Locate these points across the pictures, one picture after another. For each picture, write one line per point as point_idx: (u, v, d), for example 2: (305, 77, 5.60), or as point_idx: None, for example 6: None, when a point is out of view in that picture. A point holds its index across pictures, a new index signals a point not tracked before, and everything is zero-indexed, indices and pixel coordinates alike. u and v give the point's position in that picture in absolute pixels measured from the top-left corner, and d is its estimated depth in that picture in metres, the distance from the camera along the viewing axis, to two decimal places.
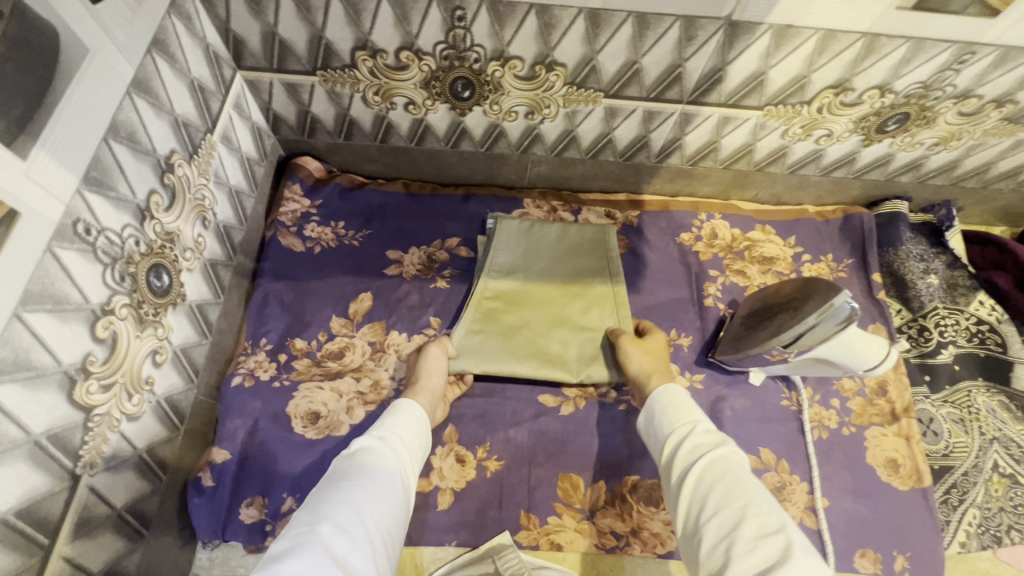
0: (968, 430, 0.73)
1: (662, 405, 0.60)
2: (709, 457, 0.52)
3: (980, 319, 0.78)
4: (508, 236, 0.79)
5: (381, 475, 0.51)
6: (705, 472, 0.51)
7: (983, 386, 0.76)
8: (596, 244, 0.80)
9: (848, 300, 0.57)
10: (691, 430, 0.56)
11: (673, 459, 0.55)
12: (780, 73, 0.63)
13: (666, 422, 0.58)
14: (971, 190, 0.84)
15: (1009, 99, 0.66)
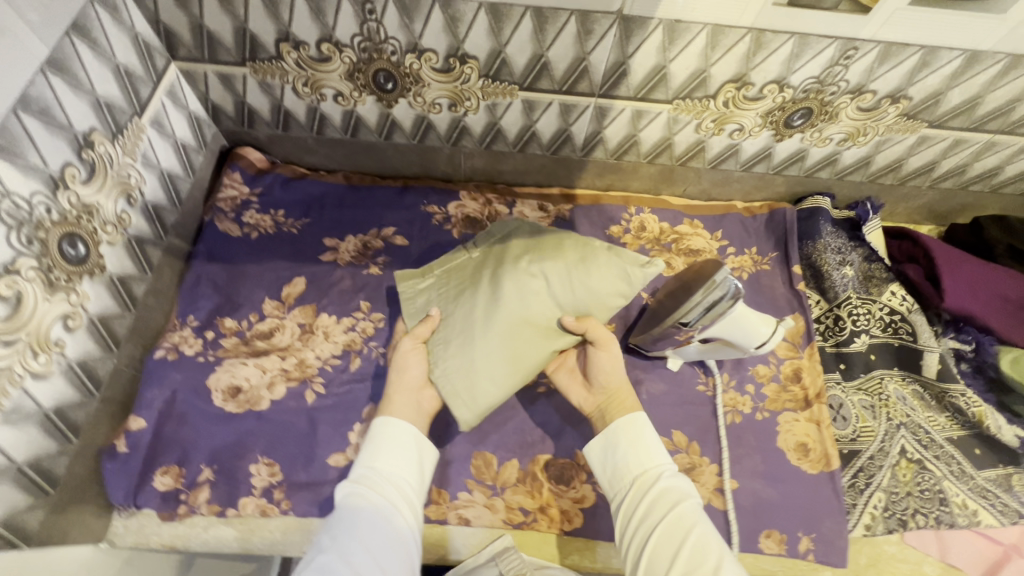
0: (876, 415, 0.75)
1: (637, 437, 0.63)
2: (676, 502, 0.58)
3: (892, 309, 0.80)
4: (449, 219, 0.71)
5: (371, 524, 0.54)
6: (670, 515, 0.57)
7: (897, 374, 0.78)
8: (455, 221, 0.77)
9: (730, 277, 0.61)
10: (659, 470, 0.61)
11: (642, 495, 0.60)
12: (680, 67, 0.67)
13: (635, 455, 0.63)
14: (890, 187, 0.87)
15: (901, 94, 0.70)
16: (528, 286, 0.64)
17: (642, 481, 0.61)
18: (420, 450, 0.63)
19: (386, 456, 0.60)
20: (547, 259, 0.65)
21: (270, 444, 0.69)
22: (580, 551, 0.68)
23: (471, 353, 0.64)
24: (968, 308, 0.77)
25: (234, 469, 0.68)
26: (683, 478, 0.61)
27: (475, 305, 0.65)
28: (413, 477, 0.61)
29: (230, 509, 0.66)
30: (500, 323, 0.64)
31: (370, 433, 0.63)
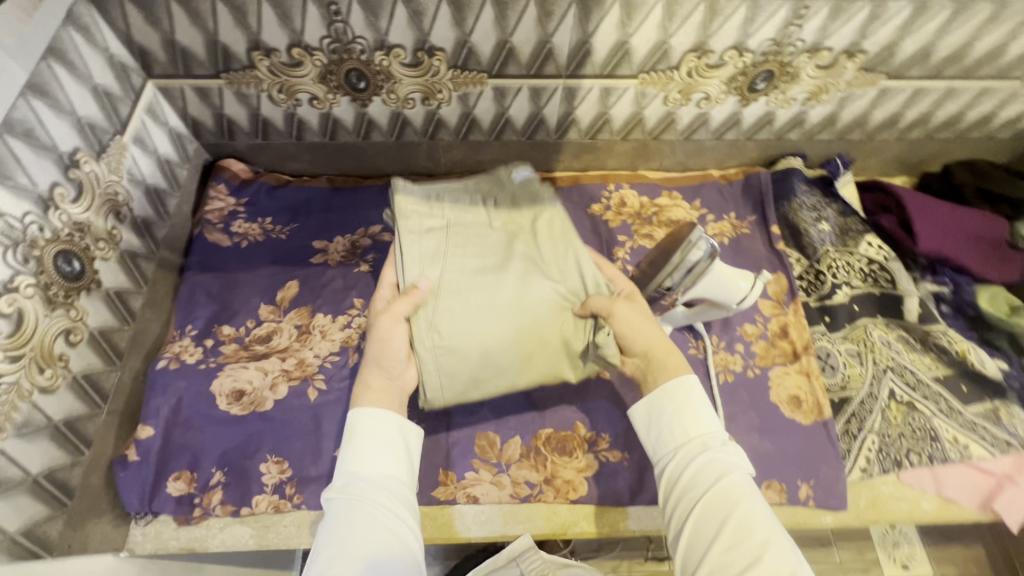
0: (863, 361, 0.77)
1: (687, 403, 0.60)
2: (723, 475, 0.55)
3: (870, 259, 0.82)
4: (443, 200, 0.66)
5: (361, 529, 0.52)
6: (717, 489, 0.55)
7: (881, 321, 0.79)
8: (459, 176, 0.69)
9: (704, 237, 0.64)
10: (710, 438, 0.59)
11: (690, 464, 0.57)
12: (641, 41, 0.69)
13: (685, 422, 0.60)
14: (859, 143, 0.90)
15: (856, 49, 0.72)
16: (541, 294, 0.63)
17: (689, 448, 0.59)
18: (405, 442, 0.60)
19: (369, 455, 0.57)
20: (569, 273, 0.65)
21: (277, 442, 0.71)
22: (587, 518, 0.70)
23: (471, 356, 0.61)
24: (941, 250, 0.80)
25: (245, 469, 0.69)
26: (733, 447, 0.59)
27: (494, 292, 0.62)
28: (403, 474, 0.58)
29: (244, 507, 0.68)
30: (508, 325, 0.61)
31: (349, 432, 0.59)
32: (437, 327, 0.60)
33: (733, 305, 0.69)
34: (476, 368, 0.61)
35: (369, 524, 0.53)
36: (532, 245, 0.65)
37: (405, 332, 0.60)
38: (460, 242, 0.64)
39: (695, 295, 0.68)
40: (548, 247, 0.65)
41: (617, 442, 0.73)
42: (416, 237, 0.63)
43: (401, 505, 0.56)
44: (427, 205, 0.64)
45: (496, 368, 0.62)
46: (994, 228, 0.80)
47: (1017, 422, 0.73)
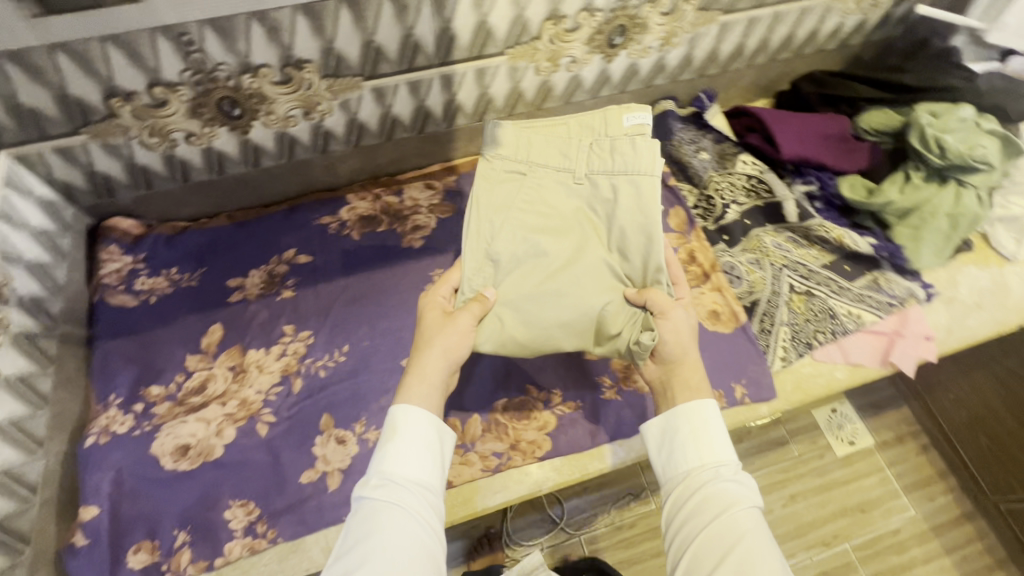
0: (761, 266, 0.86)
1: (700, 428, 0.65)
2: (729, 505, 0.59)
3: (748, 175, 0.91)
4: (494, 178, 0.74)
5: (390, 529, 0.53)
6: (722, 519, 0.58)
7: (769, 228, 0.89)
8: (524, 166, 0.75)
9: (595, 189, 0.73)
10: (720, 466, 0.63)
11: (700, 491, 0.61)
12: (499, 19, 0.73)
13: (697, 449, 0.64)
14: (717, 76, 0.99)
15: None
16: (597, 280, 0.73)
17: (696, 476, 0.63)
18: (440, 443, 0.61)
19: (400, 453, 0.59)
20: (635, 244, 0.73)
21: (238, 485, 0.69)
22: (557, 470, 0.74)
23: (516, 312, 0.71)
24: (802, 153, 0.89)
25: (209, 522, 0.67)
26: (743, 479, 0.63)
27: (557, 244, 0.73)
28: (435, 477, 0.59)
29: (217, 559, 0.65)
30: (555, 295, 0.72)
31: (390, 428, 0.61)
32: (495, 262, 0.72)
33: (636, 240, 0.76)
34: (520, 314, 0.71)
35: (397, 526, 0.54)
36: (609, 213, 0.75)
37: (459, 322, 0.67)
38: (531, 199, 0.75)
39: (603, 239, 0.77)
40: (627, 212, 0.73)
41: (568, 395, 0.78)
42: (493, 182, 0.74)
43: (429, 508, 0.57)
44: (501, 176, 0.75)
45: (539, 323, 0.72)
46: (839, 126, 0.91)
47: (894, 285, 0.85)
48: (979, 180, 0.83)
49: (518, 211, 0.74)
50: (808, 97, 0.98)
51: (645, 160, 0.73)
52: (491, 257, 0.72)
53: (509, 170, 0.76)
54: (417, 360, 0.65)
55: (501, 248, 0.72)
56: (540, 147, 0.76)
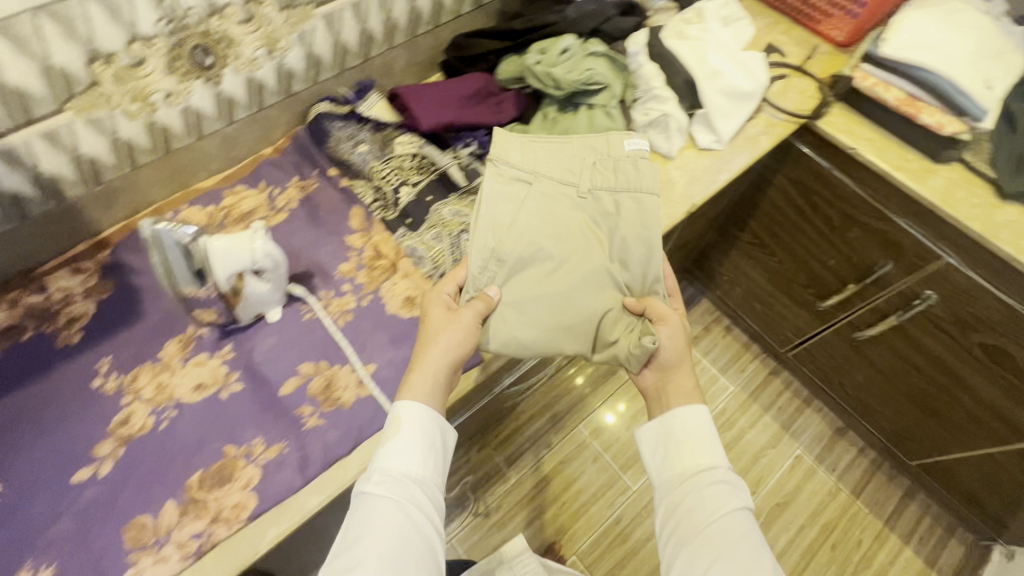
0: (441, 239, 0.85)
1: (692, 435, 0.83)
2: (719, 505, 0.76)
3: (410, 154, 0.90)
4: (505, 191, 0.85)
5: (380, 514, 0.64)
6: (718, 520, 0.75)
7: (447, 198, 0.88)
8: (533, 171, 0.86)
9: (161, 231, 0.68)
10: (710, 466, 0.80)
11: (694, 492, 0.78)
12: (23, 78, 0.65)
13: (688, 456, 0.82)
14: (363, 66, 0.98)
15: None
16: (601, 279, 0.84)
17: (691, 477, 0.80)
18: (433, 441, 0.70)
19: (399, 449, 0.68)
20: (638, 255, 0.84)
21: None
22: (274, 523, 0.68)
23: (535, 300, 0.82)
24: (451, 119, 0.91)
25: None
26: (729, 477, 0.79)
27: (559, 244, 0.83)
28: (431, 468, 0.69)
29: None
30: (573, 279, 0.83)
31: (394, 421, 0.70)
32: (500, 261, 0.82)
33: (254, 264, 0.71)
34: (520, 315, 0.81)
35: (385, 513, 0.64)
36: (612, 224, 0.86)
37: (463, 319, 0.76)
38: (534, 210, 0.85)
39: (220, 278, 0.71)
40: (632, 225, 0.84)
41: (272, 438, 0.73)
42: (502, 183, 0.85)
43: (423, 502, 0.67)
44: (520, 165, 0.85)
45: (533, 322, 0.82)
46: (475, 85, 0.93)
47: None
48: (602, 99, 0.90)
49: (528, 217, 0.84)
50: (454, 62, 1.00)
51: (649, 180, 0.85)
52: (495, 262, 0.82)
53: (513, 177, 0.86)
54: (421, 359, 0.73)
55: (509, 250, 0.82)
56: (542, 159, 0.87)
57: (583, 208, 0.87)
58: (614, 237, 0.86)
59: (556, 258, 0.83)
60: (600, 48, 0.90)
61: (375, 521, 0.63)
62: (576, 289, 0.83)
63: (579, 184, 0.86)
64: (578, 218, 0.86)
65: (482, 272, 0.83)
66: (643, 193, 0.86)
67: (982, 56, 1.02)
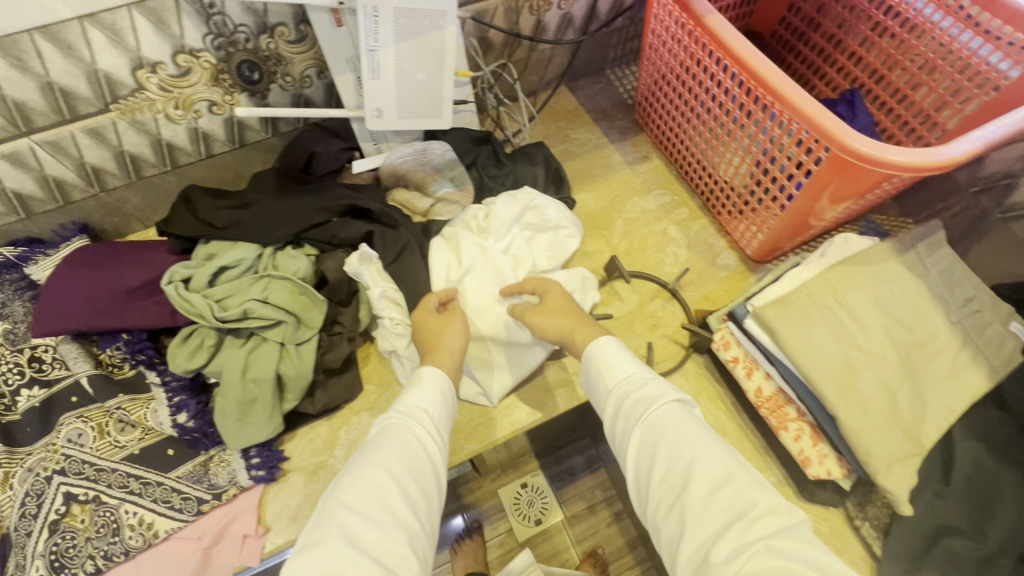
0: (34, 475, 0.66)
1: (600, 357, 0.60)
2: (646, 412, 0.54)
3: (36, 350, 0.72)
4: (879, 257, 0.68)
5: (393, 443, 0.53)
6: (644, 423, 0.53)
7: (72, 412, 0.70)
8: (895, 263, 0.68)
9: None
10: (624, 384, 0.57)
11: (616, 418, 0.56)
12: None
13: (602, 377, 0.59)
14: (61, 211, 0.80)
15: None
16: (889, 388, 0.63)
17: (615, 400, 0.57)
18: (451, 396, 0.60)
19: (420, 395, 0.58)
20: (932, 404, 0.63)
21: None
22: None
23: (818, 340, 0.64)
24: (86, 324, 0.69)
25: None
26: (652, 385, 0.57)
27: (887, 328, 0.65)
28: (447, 415, 0.59)
29: None
30: (863, 357, 0.64)
31: (412, 377, 0.60)
32: (834, 290, 0.67)
33: None
34: (805, 334, 0.65)
35: (398, 444, 0.53)
36: (939, 361, 0.64)
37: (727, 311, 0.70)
38: (890, 291, 0.66)
39: None
40: (954, 388, 0.63)
41: None
42: (886, 255, 0.69)
43: (438, 444, 0.56)
44: (888, 249, 0.69)
45: (819, 354, 0.64)
46: (153, 274, 0.72)
47: (221, 471, 0.69)
48: (278, 333, 0.67)
49: (880, 293, 0.66)
50: (159, 234, 0.78)
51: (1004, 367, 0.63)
52: (833, 291, 0.67)
53: (898, 262, 0.68)
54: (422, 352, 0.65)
55: (850, 295, 0.67)
56: (867, 303, 0.66)
57: (928, 334, 0.65)
58: (927, 367, 0.64)
59: (883, 335, 0.64)
60: (295, 264, 0.69)
61: (389, 441, 0.53)
62: (858, 364, 0.63)
63: (947, 310, 0.66)
64: (924, 335, 0.65)
65: (812, 288, 0.68)
66: (984, 366, 0.64)
67: (932, 346, 0.64)
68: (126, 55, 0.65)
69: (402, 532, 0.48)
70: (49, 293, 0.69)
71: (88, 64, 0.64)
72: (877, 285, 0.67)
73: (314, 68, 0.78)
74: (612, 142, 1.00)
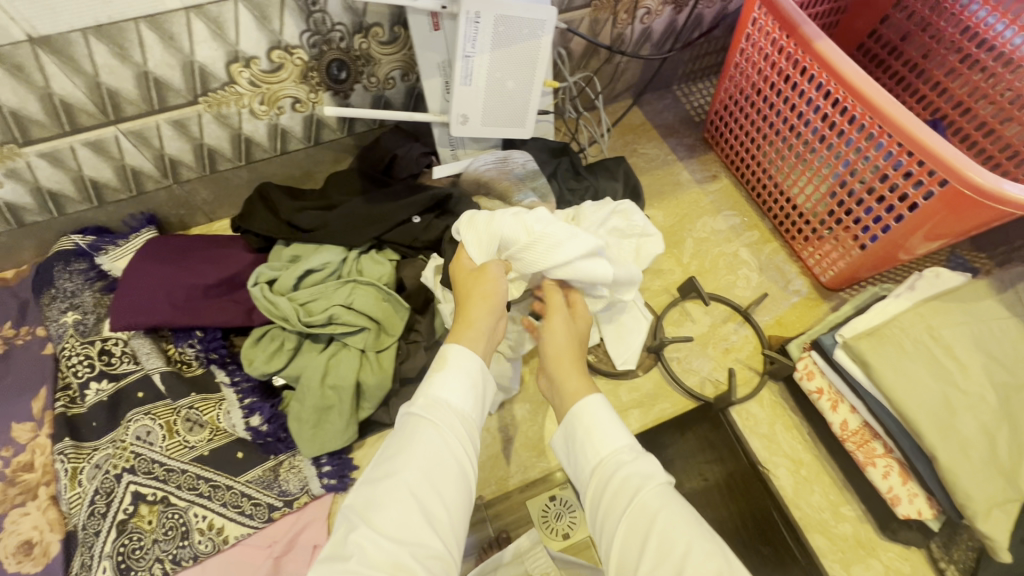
0: (103, 472, 0.65)
1: (590, 422, 0.52)
2: (637, 493, 0.46)
3: (105, 342, 0.70)
4: (976, 295, 0.67)
5: (419, 444, 0.47)
6: (631, 508, 0.45)
7: (140, 409, 0.67)
8: (991, 302, 0.67)
9: None
10: (615, 459, 0.49)
11: (602, 496, 0.48)
12: None
13: (588, 450, 0.51)
14: (133, 201, 0.78)
15: None
16: (989, 431, 0.61)
17: (600, 476, 0.49)
18: (484, 386, 0.54)
19: (448, 385, 0.51)
20: None
21: None
22: None
23: (915, 377, 0.63)
24: (163, 320, 0.67)
25: None
26: (643, 462, 0.49)
27: (986, 370, 0.63)
28: (476, 412, 0.52)
29: None
30: (961, 397, 0.62)
31: (437, 361, 0.54)
32: (931, 327, 0.66)
33: None
34: (902, 369, 0.63)
35: (424, 445, 0.47)
36: None
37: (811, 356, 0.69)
38: (986, 331, 0.65)
39: None
40: None
41: None
42: (983, 293, 0.67)
43: (468, 445, 0.49)
44: (984, 287, 0.68)
45: (917, 391, 0.62)
46: (228, 271, 0.70)
47: (291, 477, 0.67)
48: (360, 340, 0.67)
49: (978, 332, 0.65)
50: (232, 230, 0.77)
51: None
52: (928, 328, 0.66)
53: (996, 302, 0.67)
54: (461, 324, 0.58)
55: (947, 333, 0.65)
56: (964, 342, 0.65)
57: None
58: None
59: (982, 375, 0.63)
60: (380, 269, 0.70)
61: (413, 442, 0.47)
62: (957, 404, 0.62)
63: None
64: None
65: (908, 324, 0.66)
66: None
67: None
68: (224, 48, 0.64)
69: (425, 553, 0.42)
70: (128, 286, 0.68)
71: (186, 55, 0.63)
72: (975, 323, 0.66)
73: (399, 70, 0.77)
74: (681, 159, 0.99)
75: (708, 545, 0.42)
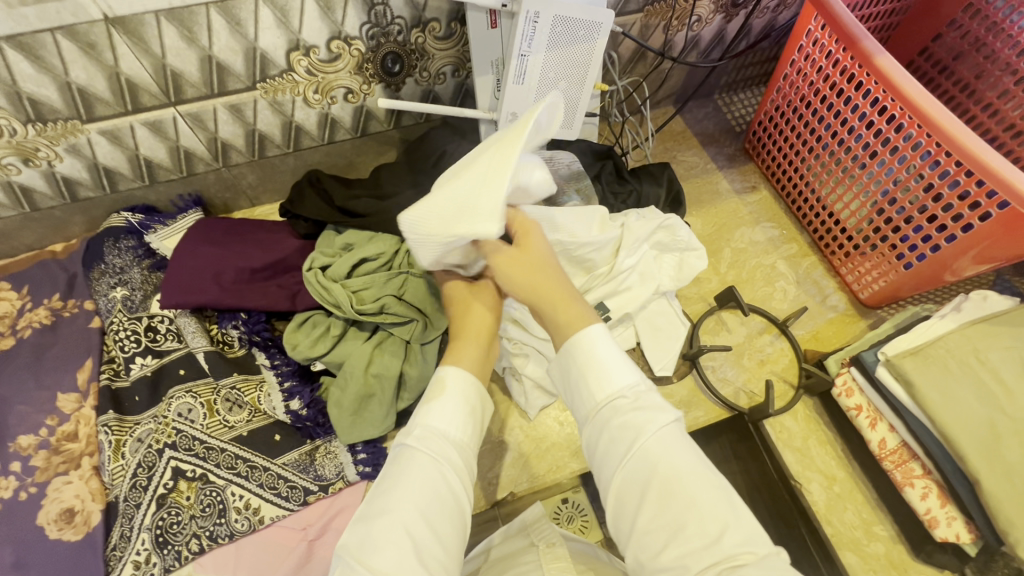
0: (145, 447, 0.66)
1: (589, 360, 0.47)
2: (639, 440, 0.43)
3: (152, 320, 0.72)
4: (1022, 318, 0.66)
5: (413, 476, 0.44)
6: (634, 454, 0.43)
7: (182, 386, 0.69)
8: None
9: None
10: (616, 399, 0.46)
11: (602, 437, 0.45)
12: None
13: (585, 387, 0.47)
14: (183, 182, 0.80)
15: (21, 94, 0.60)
16: None
17: (596, 419, 0.46)
18: (482, 406, 0.51)
19: (442, 411, 0.48)
20: None
21: None
22: None
23: (964, 401, 0.62)
24: (210, 300, 0.68)
25: None
26: (647, 402, 0.45)
27: None
28: (473, 436, 0.49)
29: None
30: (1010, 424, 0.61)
31: (432, 385, 0.51)
32: (979, 351, 0.64)
33: None
34: (950, 393, 0.62)
35: (418, 478, 0.44)
36: None
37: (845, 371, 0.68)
38: None
39: None
40: None
41: None
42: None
43: (464, 478, 0.47)
44: None
45: (965, 416, 0.61)
46: (276, 256, 0.71)
47: (327, 462, 0.68)
48: (407, 331, 0.68)
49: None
50: (278, 215, 0.78)
51: None
52: (976, 352, 0.64)
53: None
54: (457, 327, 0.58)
55: (994, 357, 0.64)
56: (1015, 367, 0.63)
57: None
58: None
59: None
60: None
61: (407, 476, 0.44)
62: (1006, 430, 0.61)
63: None
64: None
65: (958, 347, 0.65)
66: None
67: None
68: (286, 36, 0.65)
69: None
70: (179, 265, 0.70)
71: (250, 42, 0.64)
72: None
73: (450, 66, 0.77)
74: (720, 168, 0.99)
75: (712, 497, 0.40)
